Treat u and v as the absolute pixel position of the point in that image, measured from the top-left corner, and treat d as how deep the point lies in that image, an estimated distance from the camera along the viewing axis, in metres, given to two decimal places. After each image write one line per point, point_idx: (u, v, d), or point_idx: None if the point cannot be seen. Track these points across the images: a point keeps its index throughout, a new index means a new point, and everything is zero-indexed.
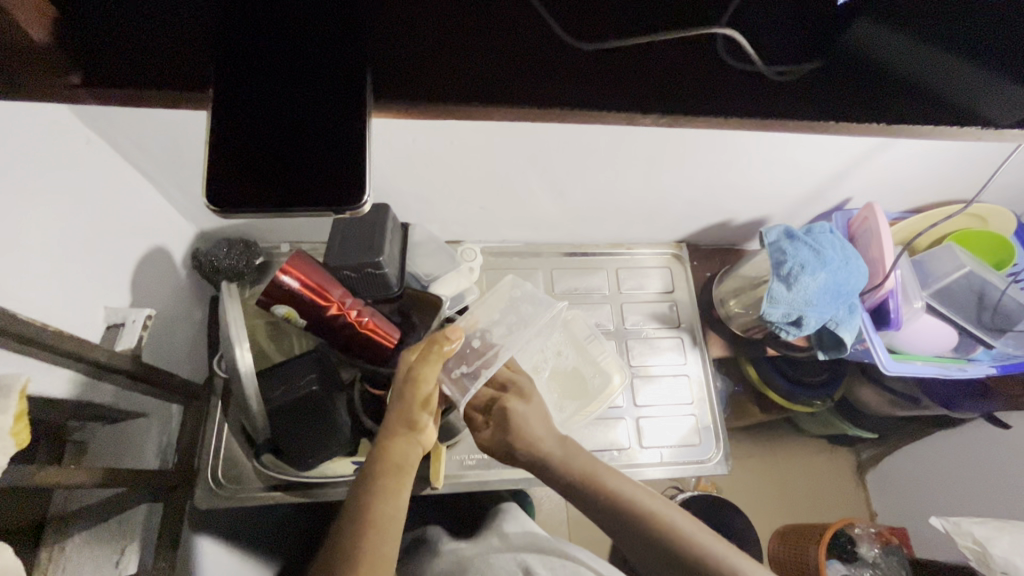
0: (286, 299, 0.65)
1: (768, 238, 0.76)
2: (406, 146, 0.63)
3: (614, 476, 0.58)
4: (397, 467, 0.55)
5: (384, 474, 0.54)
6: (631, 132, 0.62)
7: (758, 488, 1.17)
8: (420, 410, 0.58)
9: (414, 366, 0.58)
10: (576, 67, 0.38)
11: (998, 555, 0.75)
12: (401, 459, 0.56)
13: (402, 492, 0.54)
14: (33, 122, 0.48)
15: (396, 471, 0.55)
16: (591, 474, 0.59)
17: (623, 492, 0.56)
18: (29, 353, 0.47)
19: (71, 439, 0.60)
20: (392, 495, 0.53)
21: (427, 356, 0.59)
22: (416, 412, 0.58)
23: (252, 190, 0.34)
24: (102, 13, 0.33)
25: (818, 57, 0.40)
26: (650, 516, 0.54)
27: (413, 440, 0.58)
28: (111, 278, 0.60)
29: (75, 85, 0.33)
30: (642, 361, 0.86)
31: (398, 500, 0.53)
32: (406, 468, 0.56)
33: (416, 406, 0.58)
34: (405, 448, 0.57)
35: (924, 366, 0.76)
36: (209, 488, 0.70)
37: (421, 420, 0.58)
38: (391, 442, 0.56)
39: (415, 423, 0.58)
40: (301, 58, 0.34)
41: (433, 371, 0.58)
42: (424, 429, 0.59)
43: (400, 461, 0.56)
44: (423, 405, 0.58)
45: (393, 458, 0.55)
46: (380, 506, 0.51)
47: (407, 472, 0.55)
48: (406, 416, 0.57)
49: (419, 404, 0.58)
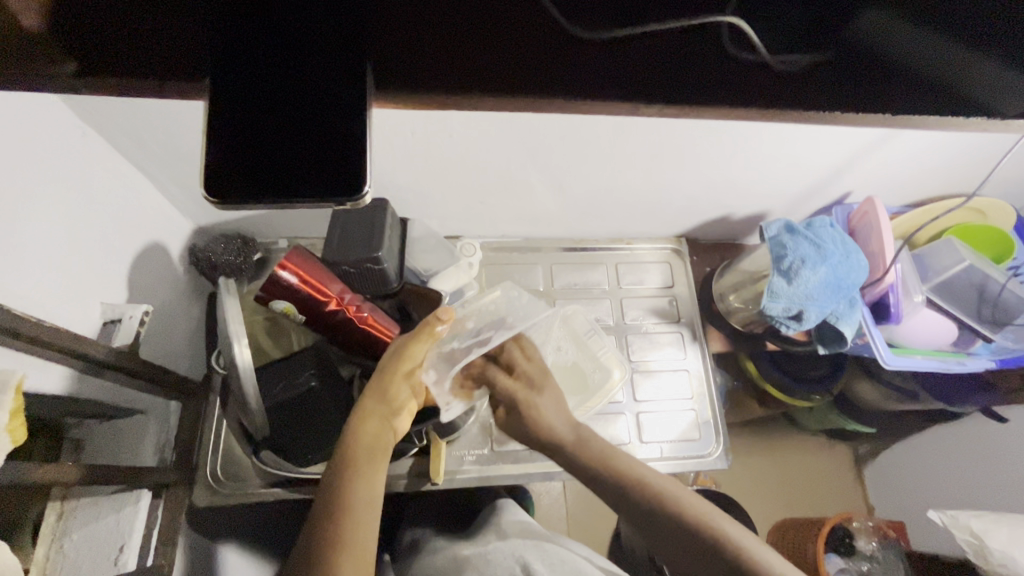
0: (284, 295, 0.64)
1: (768, 233, 0.75)
2: (405, 140, 0.62)
3: (626, 458, 0.56)
4: (371, 444, 0.55)
5: (357, 450, 0.54)
6: (631, 126, 0.61)
7: (757, 482, 1.17)
8: (397, 389, 0.59)
9: (403, 345, 0.62)
10: (579, 56, 0.37)
11: (996, 547, 0.75)
12: (374, 437, 0.56)
13: (375, 470, 0.54)
14: (28, 112, 0.47)
15: (368, 447, 0.55)
16: (604, 460, 0.56)
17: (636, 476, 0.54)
18: (26, 351, 0.47)
19: (69, 436, 0.58)
20: (369, 476, 0.52)
21: (417, 335, 0.62)
22: (393, 389, 0.59)
23: (250, 182, 0.33)
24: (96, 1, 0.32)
25: (824, 48, 0.39)
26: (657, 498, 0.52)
27: (387, 420, 0.58)
28: (108, 275, 0.59)
29: (69, 74, 0.32)
30: (642, 356, 0.86)
31: (373, 476, 0.53)
32: (379, 447, 0.56)
33: (392, 385, 0.59)
34: (378, 427, 0.57)
35: (924, 361, 0.76)
36: (208, 483, 0.71)
37: (398, 400, 0.59)
38: (365, 419, 0.57)
39: (391, 402, 0.59)
40: (300, 50, 0.34)
41: (419, 351, 0.61)
42: (400, 412, 0.59)
43: (373, 440, 0.56)
44: (400, 383, 0.60)
45: (366, 435, 0.56)
46: (357, 485, 0.51)
47: (380, 450, 0.55)
48: (382, 394, 0.59)
49: (395, 379, 0.59)
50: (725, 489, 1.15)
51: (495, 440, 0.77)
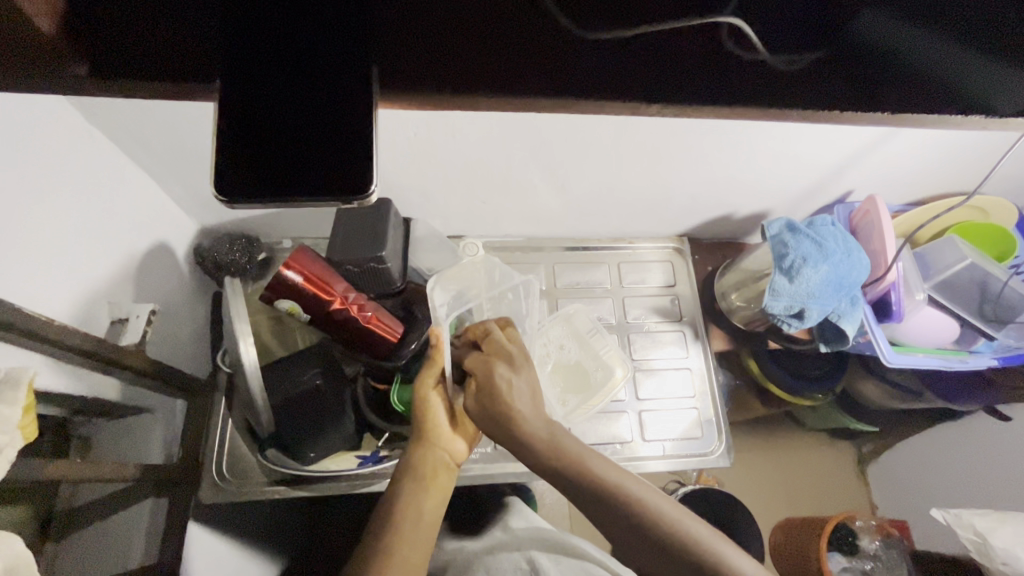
0: (289, 294, 0.65)
1: (769, 231, 0.75)
2: (408, 140, 0.63)
3: (598, 460, 0.55)
4: (420, 473, 0.58)
5: (404, 478, 0.57)
6: (630, 126, 0.62)
7: (759, 481, 1.18)
8: (432, 417, 0.61)
9: (421, 376, 0.62)
10: (577, 56, 0.37)
11: (999, 546, 0.76)
12: (424, 466, 0.58)
13: (421, 496, 0.57)
14: (36, 117, 0.48)
15: (414, 473, 0.58)
16: (576, 457, 0.55)
17: (608, 478, 0.54)
18: (35, 348, 0.47)
19: (76, 434, 0.60)
20: (415, 503, 0.56)
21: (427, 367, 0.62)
22: (429, 421, 0.60)
23: (258, 182, 0.34)
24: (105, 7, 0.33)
25: (827, 46, 0.39)
26: (635, 498, 0.52)
27: (434, 446, 0.60)
28: (115, 275, 0.60)
29: (80, 76, 0.33)
30: (643, 355, 0.87)
31: (420, 503, 0.56)
32: (426, 473, 0.58)
33: (425, 416, 0.60)
34: (426, 455, 0.59)
35: (926, 359, 0.76)
36: (213, 481, 0.69)
37: (434, 428, 0.60)
38: (413, 448, 0.60)
39: (430, 430, 0.60)
40: (308, 54, 0.35)
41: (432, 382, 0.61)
42: (444, 436, 0.61)
43: (418, 465, 0.58)
44: (434, 416, 0.61)
45: (415, 465, 0.58)
46: (404, 512, 0.55)
47: (426, 476, 0.58)
48: (420, 425, 0.60)
49: (424, 413, 0.60)
50: (727, 488, 1.15)
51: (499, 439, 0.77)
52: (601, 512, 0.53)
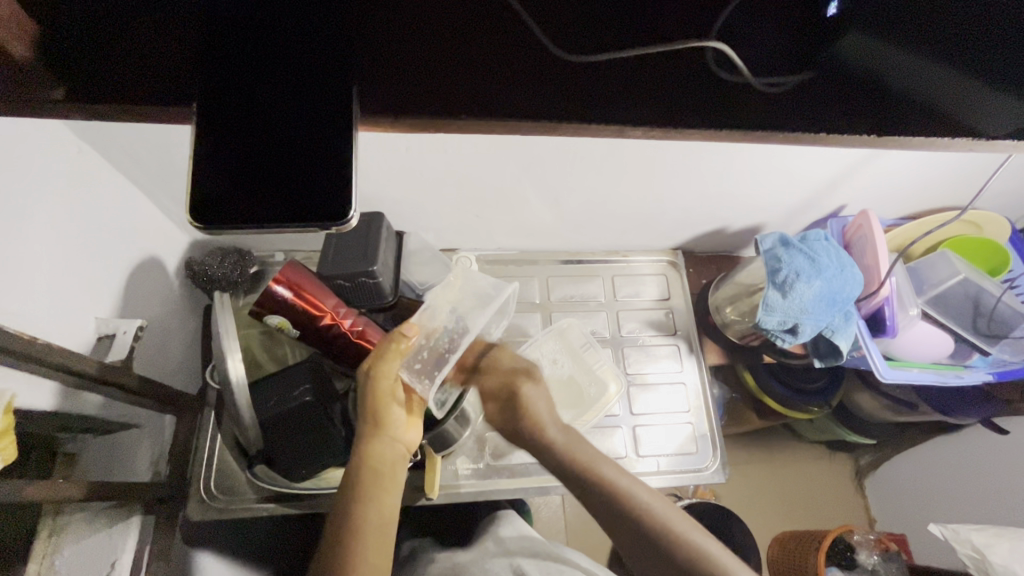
0: (275, 307, 0.64)
1: (763, 246, 0.76)
2: (397, 155, 0.63)
3: (609, 465, 0.57)
4: (376, 469, 0.55)
5: (364, 480, 0.54)
6: (622, 143, 0.62)
7: (757, 494, 1.17)
8: (388, 409, 0.58)
9: (375, 363, 0.59)
10: (567, 78, 0.38)
11: (996, 561, 0.74)
12: (381, 460, 0.56)
13: (382, 495, 0.54)
14: (27, 136, 0.48)
15: (373, 473, 0.55)
16: (587, 464, 0.58)
17: (619, 487, 0.55)
18: (19, 367, 0.47)
19: (62, 450, 0.59)
20: (375, 501, 0.54)
21: (384, 354, 0.60)
22: (382, 409, 0.58)
23: (237, 209, 0.34)
24: (91, 46, 0.34)
25: (808, 69, 0.40)
26: (648, 513, 0.53)
27: (389, 437, 0.57)
28: (104, 291, 0.60)
29: (58, 100, 0.33)
30: (638, 369, 0.86)
31: (381, 503, 0.54)
32: (386, 469, 0.56)
33: (382, 407, 0.58)
34: (381, 449, 0.57)
35: (921, 374, 0.76)
36: (201, 498, 0.70)
37: (391, 418, 0.58)
38: (368, 447, 0.56)
39: (388, 422, 0.58)
40: (288, 82, 0.35)
41: (392, 368, 0.59)
42: (401, 427, 0.59)
43: (377, 463, 0.56)
44: (388, 402, 0.58)
45: (371, 461, 0.56)
46: (365, 514, 0.53)
47: (386, 472, 0.56)
48: (373, 414, 0.58)
49: (382, 405, 0.58)
50: (724, 501, 1.14)
51: (492, 454, 0.76)
52: (619, 517, 0.53)
